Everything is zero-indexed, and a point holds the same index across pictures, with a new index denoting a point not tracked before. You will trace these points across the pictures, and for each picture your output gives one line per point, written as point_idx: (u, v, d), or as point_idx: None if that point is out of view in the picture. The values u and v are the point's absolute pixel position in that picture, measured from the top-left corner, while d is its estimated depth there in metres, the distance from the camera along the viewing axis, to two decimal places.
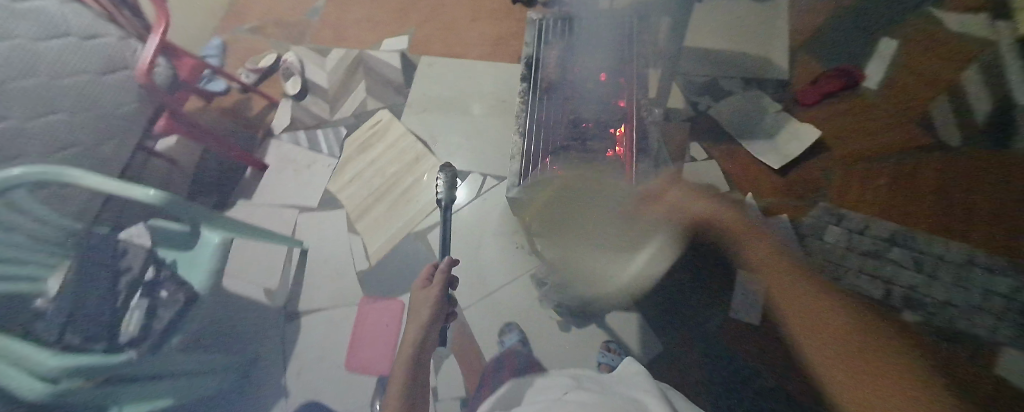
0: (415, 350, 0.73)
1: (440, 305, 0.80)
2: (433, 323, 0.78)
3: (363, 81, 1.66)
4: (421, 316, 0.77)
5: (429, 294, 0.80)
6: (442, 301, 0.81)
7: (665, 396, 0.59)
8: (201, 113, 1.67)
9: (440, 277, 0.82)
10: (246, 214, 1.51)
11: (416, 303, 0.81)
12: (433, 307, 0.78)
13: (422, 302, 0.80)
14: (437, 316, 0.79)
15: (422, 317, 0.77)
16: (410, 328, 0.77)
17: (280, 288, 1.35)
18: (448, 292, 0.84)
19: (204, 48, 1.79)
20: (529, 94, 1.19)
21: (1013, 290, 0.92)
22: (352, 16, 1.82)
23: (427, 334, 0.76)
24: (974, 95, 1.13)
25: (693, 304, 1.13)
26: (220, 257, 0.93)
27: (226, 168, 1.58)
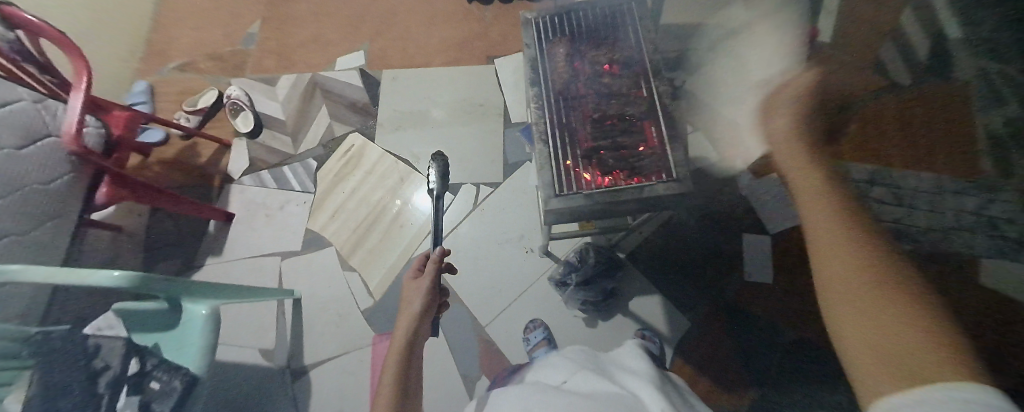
0: (403, 356, 0.69)
1: (433, 295, 0.77)
2: (426, 315, 0.75)
3: (323, 106, 1.53)
4: (411, 309, 0.73)
5: (419, 285, 0.77)
6: (435, 291, 0.78)
7: (665, 391, 0.59)
8: (141, 169, 1.47)
9: (431, 268, 0.79)
10: (220, 272, 1.36)
11: (407, 295, 0.77)
12: (425, 298, 0.75)
13: (413, 295, 0.76)
14: (429, 308, 0.76)
15: (414, 310, 0.74)
16: (401, 321, 0.73)
17: (278, 346, 1.24)
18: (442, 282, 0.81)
19: (129, 97, 1.58)
20: (539, 72, 0.91)
21: (984, 204, 1.01)
22: (296, 37, 1.67)
23: (420, 326, 0.73)
24: (915, 33, 1.20)
25: (710, 276, 1.15)
26: (212, 329, 0.85)
27: (183, 226, 1.41)
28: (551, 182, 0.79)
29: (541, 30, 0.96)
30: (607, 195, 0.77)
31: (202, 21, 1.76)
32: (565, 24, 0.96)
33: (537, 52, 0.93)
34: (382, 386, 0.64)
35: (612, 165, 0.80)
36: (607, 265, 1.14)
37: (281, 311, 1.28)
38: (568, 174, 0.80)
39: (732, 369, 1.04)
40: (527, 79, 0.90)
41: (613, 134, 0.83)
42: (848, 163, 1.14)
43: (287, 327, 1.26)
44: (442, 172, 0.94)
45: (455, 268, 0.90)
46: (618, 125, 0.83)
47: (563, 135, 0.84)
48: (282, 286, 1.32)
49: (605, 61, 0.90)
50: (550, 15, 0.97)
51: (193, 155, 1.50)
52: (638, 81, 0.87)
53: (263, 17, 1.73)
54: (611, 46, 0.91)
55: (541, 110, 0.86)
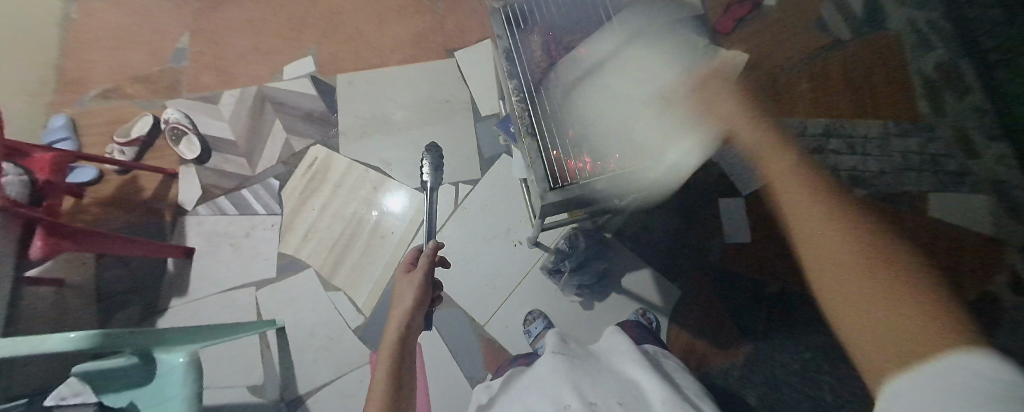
0: (398, 351, 0.64)
1: (425, 289, 0.73)
2: (420, 309, 0.72)
3: (276, 120, 1.42)
4: (403, 305, 0.69)
5: (412, 280, 0.74)
6: (428, 285, 0.74)
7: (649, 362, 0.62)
8: (75, 213, 1.31)
9: (424, 262, 0.76)
10: (188, 313, 1.25)
11: (399, 291, 0.74)
12: (417, 292, 0.72)
13: (406, 290, 0.73)
14: (423, 303, 0.73)
15: (406, 304, 0.71)
16: (393, 317, 0.69)
17: (267, 380, 1.17)
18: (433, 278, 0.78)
19: (45, 134, 1.40)
20: (514, 62, 0.87)
21: (921, 145, 1.09)
22: (233, 49, 1.53)
23: (415, 319, 0.69)
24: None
25: (691, 242, 1.20)
26: (195, 380, 0.78)
27: (136, 269, 1.27)
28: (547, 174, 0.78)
29: (509, 18, 0.91)
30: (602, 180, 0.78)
31: (120, 39, 1.57)
32: (534, 15, 0.96)
33: (510, 42, 0.88)
34: (376, 377, 0.60)
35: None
36: (596, 247, 1.16)
37: (264, 344, 1.20)
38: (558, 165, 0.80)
39: (724, 326, 1.10)
40: (504, 70, 0.86)
41: (601, 120, 0.84)
42: (807, 118, 1.18)
43: (274, 360, 1.19)
44: (435, 163, 0.94)
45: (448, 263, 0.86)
46: (604, 111, 0.84)
47: (552, 127, 0.86)
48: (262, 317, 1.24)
49: (580, 49, 0.91)
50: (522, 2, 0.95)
51: (135, 191, 1.36)
52: (613, 65, 0.90)
53: (191, 28, 1.57)
54: (584, 35, 0.94)
55: (524, 102, 0.84)
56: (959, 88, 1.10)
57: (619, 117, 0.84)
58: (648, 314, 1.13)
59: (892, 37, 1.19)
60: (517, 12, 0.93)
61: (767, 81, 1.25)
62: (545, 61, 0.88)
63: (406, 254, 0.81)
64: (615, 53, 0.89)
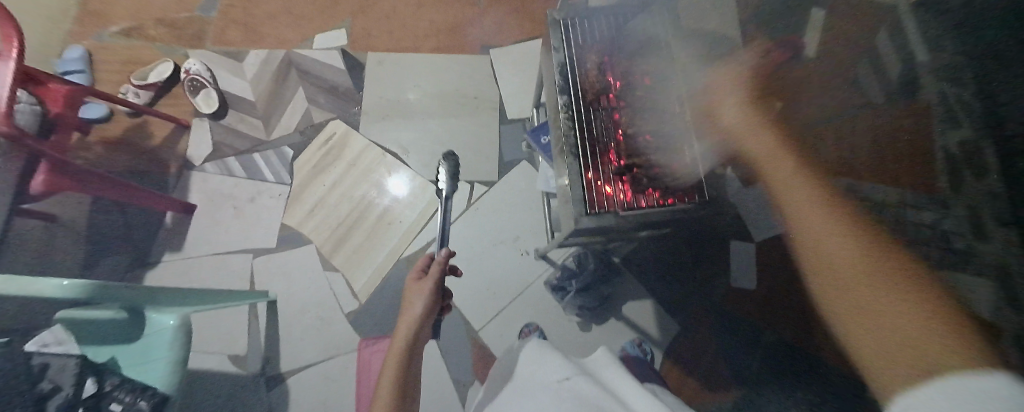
0: (404, 356, 0.65)
1: (435, 297, 0.74)
2: (427, 317, 0.72)
3: (299, 89, 1.39)
4: (412, 311, 0.70)
5: (422, 288, 0.74)
6: (437, 293, 0.75)
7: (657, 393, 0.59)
8: (77, 150, 1.27)
9: (435, 269, 0.76)
10: (178, 271, 1.22)
11: (408, 295, 0.74)
12: (426, 299, 0.72)
13: (415, 296, 0.73)
14: (431, 311, 0.73)
15: (415, 311, 0.71)
16: (401, 323, 0.70)
17: (250, 351, 1.14)
18: (444, 284, 0.78)
19: (59, 64, 1.36)
20: (568, 78, 0.88)
21: None
22: (264, 8, 1.49)
23: (420, 328, 0.69)
24: None
25: (696, 279, 1.20)
26: (183, 343, 0.78)
27: (132, 218, 1.23)
28: (583, 198, 0.80)
29: (569, 31, 0.91)
30: (641, 214, 0.80)
31: None
32: (593, 30, 0.92)
33: (567, 57, 0.89)
34: (383, 377, 0.61)
35: (646, 184, 0.81)
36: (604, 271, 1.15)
37: (253, 314, 1.17)
38: (594, 188, 0.81)
39: (717, 369, 1.11)
40: (556, 86, 0.88)
41: (646, 152, 0.83)
42: None
43: (260, 331, 1.16)
44: (452, 171, 0.94)
45: (457, 269, 0.88)
46: (652, 143, 0.83)
47: (596, 151, 0.83)
48: (254, 286, 1.21)
49: (638, 73, 0.88)
50: (582, 15, 0.92)
51: (143, 137, 1.32)
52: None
53: None
54: (645, 56, 0.89)
55: (571, 120, 0.85)
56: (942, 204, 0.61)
57: (668, 152, 0.83)
58: (644, 345, 1.11)
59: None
60: (579, 29, 0.92)
61: None
62: (598, 84, 0.88)
63: (418, 260, 0.80)
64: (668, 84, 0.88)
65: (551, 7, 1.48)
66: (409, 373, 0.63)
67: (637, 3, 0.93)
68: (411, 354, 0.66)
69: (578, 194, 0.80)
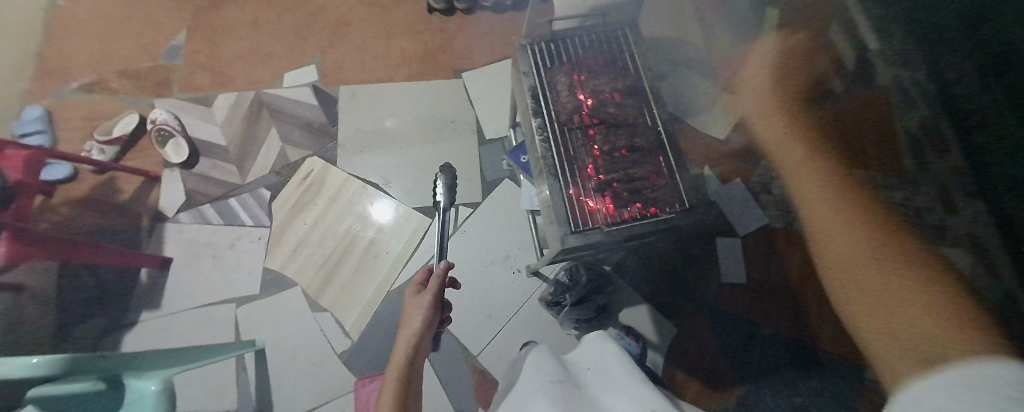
0: (404, 371, 0.62)
1: (435, 311, 0.71)
2: (427, 331, 0.70)
3: (272, 129, 1.37)
4: (411, 325, 0.68)
5: (420, 301, 0.72)
6: (437, 307, 0.72)
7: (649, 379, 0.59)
8: (42, 213, 1.22)
9: (434, 282, 0.74)
10: (157, 329, 1.16)
11: (407, 312, 0.72)
12: (426, 314, 0.70)
13: (413, 311, 0.71)
14: (430, 325, 0.71)
15: (413, 326, 0.68)
16: (400, 338, 0.67)
17: (241, 404, 1.10)
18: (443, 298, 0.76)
19: (17, 125, 1.31)
20: (541, 101, 0.89)
21: None
22: (231, 51, 1.48)
23: (421, 342, 0.67)
24: None
25: (688, 279, 1.21)
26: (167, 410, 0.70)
27: (104, 278, 1.18)
28: (565, 217, 0.81)
29: (538, 57, 0.92)
30: (623, 226, 0.81)
31: (109, 29, 1.49)
32: (561, 54, 0.94)
33: (536, 80, 0.90)
34: (383, 393, 0.59)
35: (627, 198, 0.82)
36: (597, 280, 1.14)
37: (240, 366, 1.13)
38: (577, 206, 0.82)
39: (718, 367, 1.11)
40: (529, 108, 0.88)
41: (625, 166, 0.84)
42: None
43: (249, 383, 1.11)
44: (450, 183, 0.94)
45: (457, 284, 0.85)
46: (628, 157, 0.85)
47: (574, 169, 0.84)
48: (240, 336, 1.16)
49: (609, 92, 0.89)
50: (547, 40, 0.94)
51: (111, 193, 1.27)
52: (641, 111, 0.88)
53: (187, 25, 1.50)
54: (613, 75, 0.90)
55: (547, 142, 0.85)
56: None
57: (644, 164, 0.85)
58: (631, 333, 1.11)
59: None
60: (544, 52, 0.93)
61: None
62: (571, 103, 0.88)
63: (418, 273, 0.79)
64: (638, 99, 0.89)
65: (519, 27, 1.51)
66: (411, 388, 0.61)
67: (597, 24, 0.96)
68: (412, 368, 0.64)
69: (559, 214, 0.80)
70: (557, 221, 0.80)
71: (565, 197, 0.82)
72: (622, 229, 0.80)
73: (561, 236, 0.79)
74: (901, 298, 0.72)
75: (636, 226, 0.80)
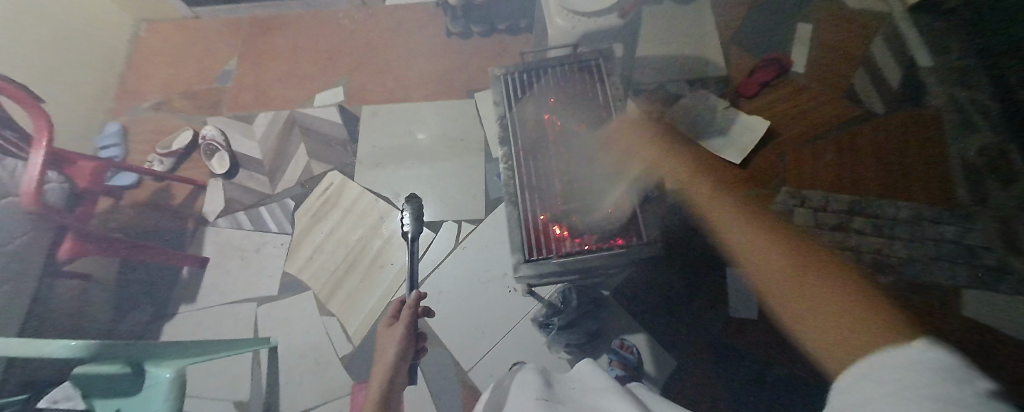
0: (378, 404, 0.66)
1: (408, 341, 0.77)
2: (404, 360, 0.75)
3: (301, 144, 1.50)
4: (385, 357, 0.73)
5: (394, 334, 0.78)
6: (409, 338, 0.78)
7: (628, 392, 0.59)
8: (111, 213, 1.43)
9: (406, 314, 0.79)
10: (190, 321, 1.30)
11: (383, 343, 0.79)
12: (399, 344, 0.76)
13: (388, 344, 0.77)
14: (406, 355, 0.76)
15: (388, 356, 0.75)
16: (377, 370, 0.73)
17: (253, 396, 1.19)
18: (417, 325, 0.81)
19: (100, 138, 1.56)
20: (508, 129, 0.98)
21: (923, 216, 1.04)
22: (272, 75, 1.65)
23: (395, 370, 0.72)
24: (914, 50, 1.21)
25: (692, 310, 1.14)
26: (181, 394, 0.82)
27: (153, 273, 1.35)
28: (522, 246, 0.86)
29: (509, 86, 1.03)
30: (583, 257, 0.83)
31: (177, 58, 1.73)
32: (532, 82, 1.04)
33: (506, 109, 1.00)
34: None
35: (581, 229, 0.85)
36: (588, 306, 1.13)
37: (256, 360, 1.23)
38: (537, 235, 0.87)
39: (721, 407, 1.03)
40: (497, 137, 0.98)
41: (581, 197, 0.89)
42: (827, 194, 1.13)
43: (261, 377, 1.21)
44: (417, 212, 0.97)
45: (433, 312, 0.89)
46: (586, 188, 0.89)
47: (535, 197, 0.90)
48: (258, 333, 1.27)
49: (574, 119, 0.97)
50: (520, 70, 1.04)
51: (166, 198, 1.46)
52: (600, 144, 0.94)
53: (239, 53, 1.71)
54: (578, 104, 0.99)
55: (511, 169, 0.93)
56: (939, 178, 1.06)
57: (603, 195, 0.88)
58: (628, 346, 1.09)
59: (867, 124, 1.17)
60: (517, 82, 1.04)
61: (785, 150, 1.19)
62: (537, 134, 0.96)
63: (390, 306, 0.85)
64: (603, 133, 0.96)
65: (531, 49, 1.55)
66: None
67: (571, 57, 1.04)
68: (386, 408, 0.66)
69: (516, 242, 0.86)
70: (512, 248, 0.86)
71: (521, 225, 0.88)
72: (579, 261, 0.82)
73: (516, 263, 0.85)
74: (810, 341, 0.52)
75: (591, 259, 0.82)
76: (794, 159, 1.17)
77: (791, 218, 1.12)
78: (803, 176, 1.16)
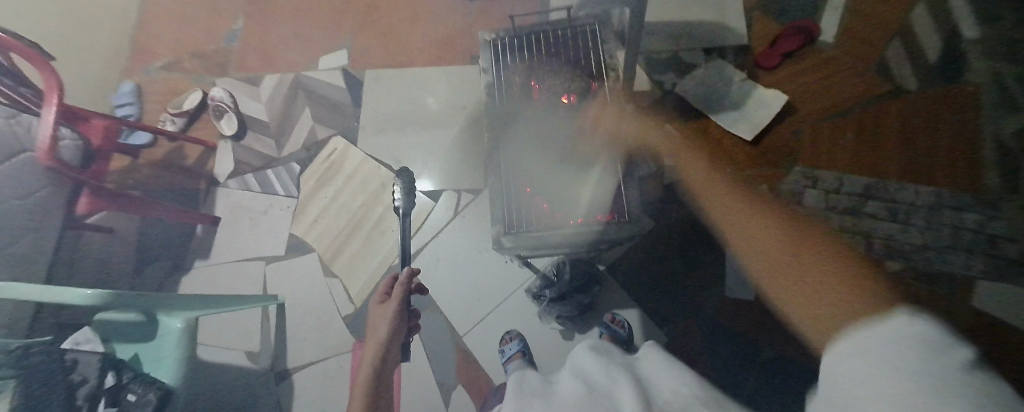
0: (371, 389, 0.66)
1: (400, 320, 0.76)
2: (395, 338, 0.74)
3: (306, 108, 1.51)
4: (378, 335, 0.72)
5: (386, 311, 0.76)
6: (402, 316, 0.77)
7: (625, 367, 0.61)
8: (129, 171, 1.49)
9: (398, 290, 0.78)
10: (205, 276, 1.38)
11: (375, 320, 0.77)
12: (391, 322, 0.74)
13: (380, 321, 0.75)
14: (398, 332, 0.75)
15: (380, 335, 0.73)
16: (367, 353, 0.71)
17: (262, 348, 1.27)
18: (408, 303, 0.80)
19: (116, 97, 1.60)
20: (495, 99, 0.96)
21: (937, 202, 0.99)
22: (278, 36, 1.63)
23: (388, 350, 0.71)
24: (960, 15, 1.09)
25: (688, 288, 1.13)
26: (188, 342, 0.98)
27: (170, 229, 1.42)
28: (503, 218, 0.87)
29: (499, 51, 1.01)
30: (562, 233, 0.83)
31: (185, 16, 1.73)
32: (522, 49, 1.01)
33: (495, 77, 0.98)
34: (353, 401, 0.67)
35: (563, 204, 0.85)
36: (583, 280, 1.13)
37: (265, 315, 1.31)
38: (519, 207, 0.88)
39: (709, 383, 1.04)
40: (484, 107, 0.96)
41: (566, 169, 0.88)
42: (842, 175, 1.07)
43: (270, 330, 1.29)
44: (406, 185, 0.97)
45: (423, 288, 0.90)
46: (571, 162, 0.88)
47: (517, 169, 0.90)
48: (266, 289, 1.34)
49: (562, 91, 0.94)
50: (512, 36, 1.02)
51: (179, 158, 1.51)
52: (590, 115, 0.92)
53: (245, 13, 1.69)
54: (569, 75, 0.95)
55: (496, 139, 0.92)
56: (972, 161, 0.99)
57: (587, 169, 0.88)
58: (618, 320, 1.10)
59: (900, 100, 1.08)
60: (508, 48, 1.01)
61: (801, 128, 1.12)
62: (524, 105, 0.94)
63: (382, 282, 0.84)
64: (596, 103, 0.93)
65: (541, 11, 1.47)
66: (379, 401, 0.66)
67: (565, 23, 1.01)
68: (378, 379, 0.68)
69: (497, 214, 0.87)
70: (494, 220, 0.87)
71: (501, 198, 0.88)
72: (558, 236, 0.82)
73: (495, 235, 0.85)
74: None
75: (571, 235, 0.82)
76: (811, 138, 1.10)
77: (801, 199, 1.07)
78: (820, 154, 1.09)
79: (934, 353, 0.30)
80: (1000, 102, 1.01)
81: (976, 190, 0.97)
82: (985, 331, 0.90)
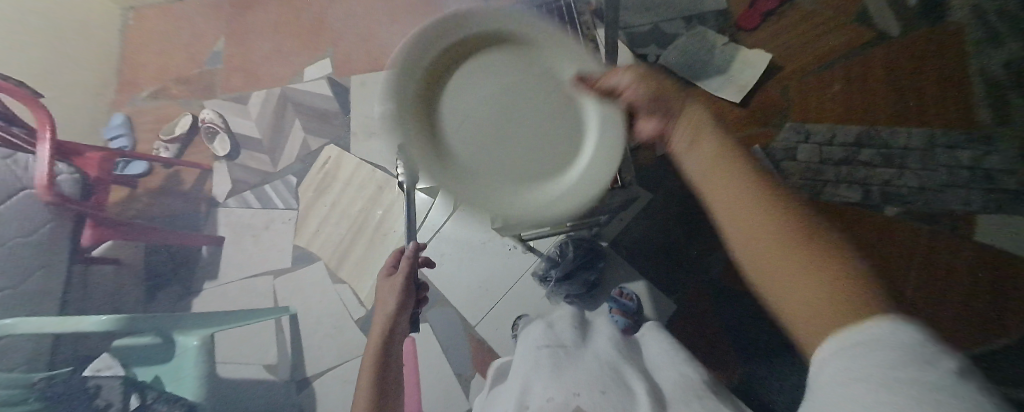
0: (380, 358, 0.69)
1: (408, 293, 0.74)
2: (404, 311, 0.74)
3: (295, 119, 1.52)
4: (386, 309, 0.72)
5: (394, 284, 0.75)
6: (410, 288, 0.76)
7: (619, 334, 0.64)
8: (130, 201, 1.51)
9: (405, 264, 0.77)
10: (216, 296, 1.40)
11: (381, 294, 0.76)
12: (399, 294, 0.73)
13: (388, 294, 0.75)
14: (406, 305, 0.74)
15: (388, 306, 0.73)
16: (377, 322, 0.72)
17: (279, 360, 1.29)
18: (416, 276, 0.79)
19: (108, 129, 1.61)
20: None
21: (929, 141, 1.00)
22: (260, 51, 1.64)
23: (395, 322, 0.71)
24: None
25: (693, 255, 1.14)
26: (206, 358, 1.01)
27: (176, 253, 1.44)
28: None
29: None
30: None
31: (166, 43, 1.73)
32: None
33: None
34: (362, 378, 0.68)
35: None
36: (584, 257, 1.14)
37: (278, 328, 1.32)
38: None
39: (721, 345, 1.05)
40: None
41: None
42: (836, 126, 1.06)
43: (285, 342, 1.30)
44: None
45: (433, 262, 0.89)
46: None
47: None
48: (277, 302, 1.36)
49: None
50: None
51: (177, 183, 1.52)
52: None
53: (225, 32, 1.69)
54: None
55: None
56: (960, 102, 0.99)
57: None
58: (626, 293, 1.11)
59: (885, 48, 1.07)
60: None
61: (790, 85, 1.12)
62: None
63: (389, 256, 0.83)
64: None
65: None
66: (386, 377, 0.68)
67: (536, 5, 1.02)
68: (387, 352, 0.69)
69: None
70: None
71: None
72: None
73: None
74: (797, 290, 0.36)
75: None
76: (800, 94, 1.10)
77: (797, 152, 1.07)
78: (814, 109, 1.09)
79: (916, 360, 0.26)
80: (986, 37, 1.01)
81: (966, 126, 0.98)
82: (988, 268, 0.91)
